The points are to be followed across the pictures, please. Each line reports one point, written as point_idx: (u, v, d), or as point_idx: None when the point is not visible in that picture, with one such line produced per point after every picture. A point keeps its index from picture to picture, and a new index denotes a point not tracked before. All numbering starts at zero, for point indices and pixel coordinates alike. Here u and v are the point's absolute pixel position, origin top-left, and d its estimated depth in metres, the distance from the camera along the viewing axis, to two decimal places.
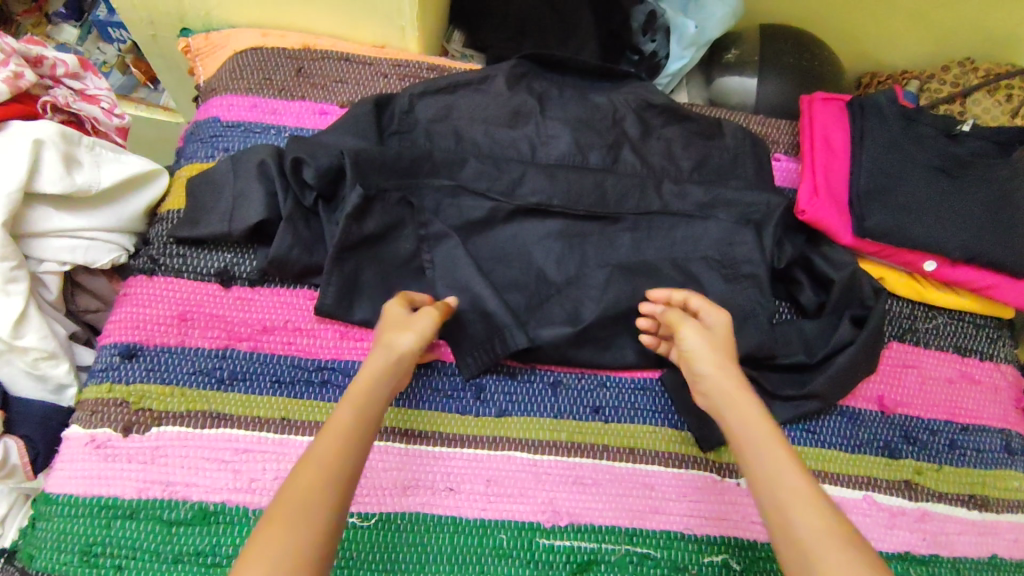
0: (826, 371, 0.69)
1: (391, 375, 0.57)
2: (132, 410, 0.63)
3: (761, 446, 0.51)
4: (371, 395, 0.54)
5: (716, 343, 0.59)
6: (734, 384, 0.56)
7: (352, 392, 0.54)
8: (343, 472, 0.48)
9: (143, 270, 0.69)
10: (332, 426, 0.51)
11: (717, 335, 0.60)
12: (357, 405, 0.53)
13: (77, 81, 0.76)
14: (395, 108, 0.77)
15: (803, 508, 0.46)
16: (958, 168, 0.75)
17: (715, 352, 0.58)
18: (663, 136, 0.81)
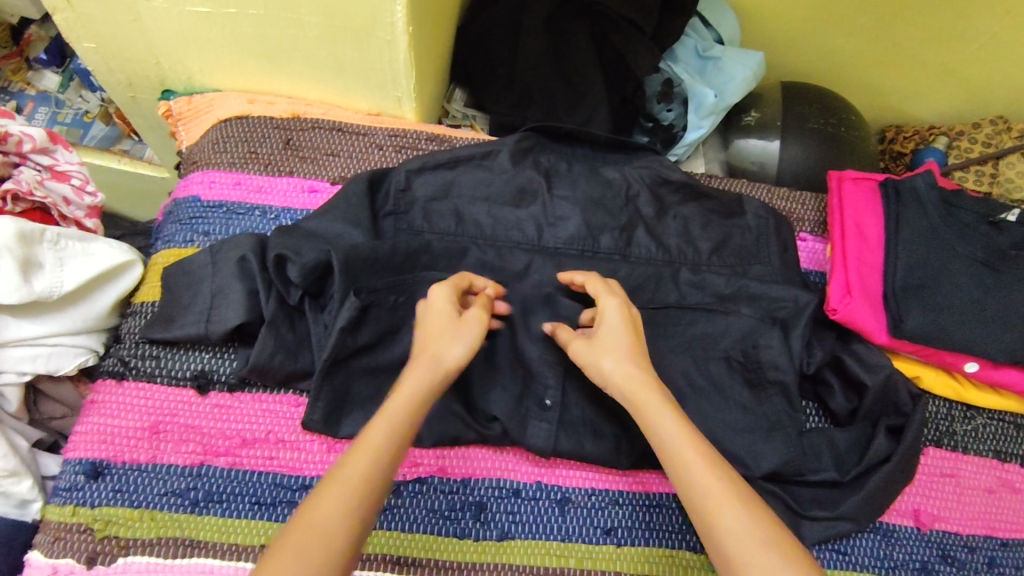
0: (861, 490, 0.63)
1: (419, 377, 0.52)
2: (97, 538, 0.57)
3: (686, 449, 0.50)
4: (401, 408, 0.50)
5: (612, 347, 0.56)
6: (643, 385, 0.54)
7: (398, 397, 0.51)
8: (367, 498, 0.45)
9: (113, 373, 0.63)
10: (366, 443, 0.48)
11: (607, 339, 0.57)
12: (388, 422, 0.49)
13: (45, 156, 0.70)
14: (390, 186, 0.71)
15: (741, 517, 0.46)
16: (1003, 262, 0.68)
17: (612, 358, 0.55)
18: (680, 215, 0.75)
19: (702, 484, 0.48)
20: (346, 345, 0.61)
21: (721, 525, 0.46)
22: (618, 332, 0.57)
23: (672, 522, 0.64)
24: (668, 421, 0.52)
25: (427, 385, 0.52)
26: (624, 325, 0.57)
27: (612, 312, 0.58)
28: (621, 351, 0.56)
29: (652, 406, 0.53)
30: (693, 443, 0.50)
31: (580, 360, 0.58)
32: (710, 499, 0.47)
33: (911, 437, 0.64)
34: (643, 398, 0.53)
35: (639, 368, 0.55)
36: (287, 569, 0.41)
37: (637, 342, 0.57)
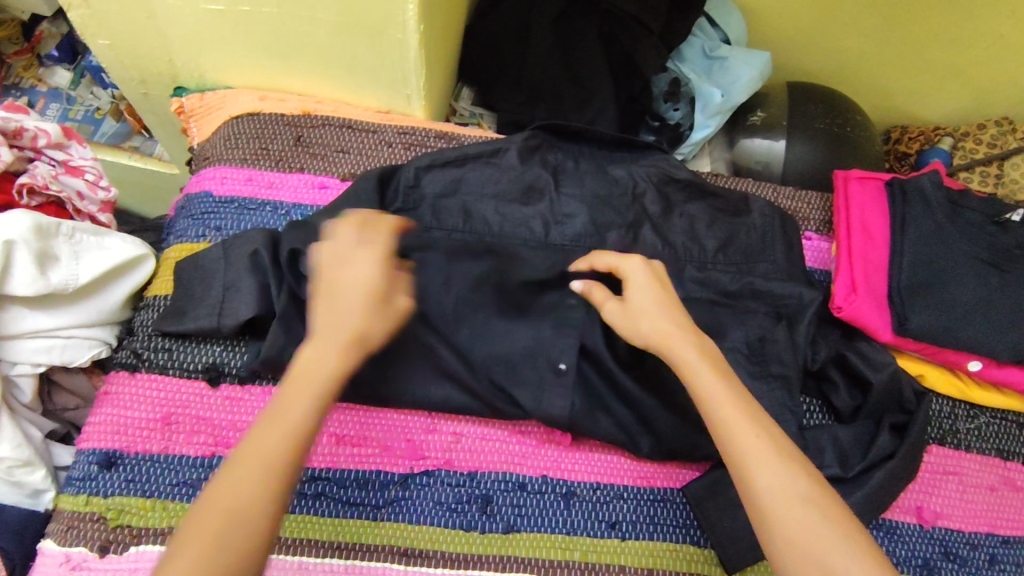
0: (866, 485, 0.63)
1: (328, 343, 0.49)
2: (109, 526, 0.58)
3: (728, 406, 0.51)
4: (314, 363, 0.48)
5: (642, 307, 0.57)
6: (679, 337, 0.55)
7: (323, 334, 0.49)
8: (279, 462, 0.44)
9: (125, 365, 0.64)
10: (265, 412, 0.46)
11: (637, 299, 0.57)
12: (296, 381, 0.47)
13: (60, 151, 0.72)
14: (399, 183, 0.72)
15: (776, 475, 0.47)
16: (1006, 261, 0.69)
17: (648, 319, 0.56)
18: (686, 213, 0.76)
19: (741, 443, 0.49)
20: None
21: (759, 483, 0.47)
22: (646, 289, 0.58)
23: (675, 516, 0.65)
24: (708, 378, 0.52)
25: (336, 342, 0.49)
26: (651, 281, 0.58)
27: (640, 270, 0.59)
28: (654, 309, 0.56)
29: (695, 361, 0.53)
30: (736, 404, 0.51)
31: (615, 327, 0.58)
32: (749, 458, 0.48)
33: (913, 434, 0.65)
34: (679, 350, 0.54)
35: (673, 321, 0.56)
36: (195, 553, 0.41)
37: (668, 298, 0.58)
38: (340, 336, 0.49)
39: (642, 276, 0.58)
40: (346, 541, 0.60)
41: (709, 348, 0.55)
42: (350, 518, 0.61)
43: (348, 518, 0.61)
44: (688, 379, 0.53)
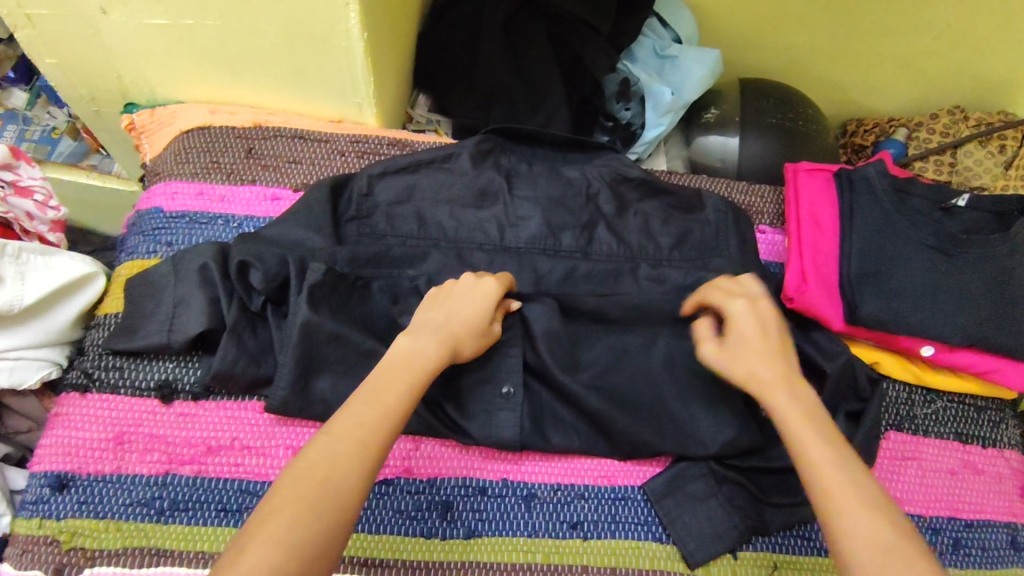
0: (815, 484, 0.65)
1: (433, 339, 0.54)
2: (63, 549, 0.57)
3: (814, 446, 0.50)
4: (393, 393, 0.49)
5: (745, 349, 0.57)
6: (774, 381, 0.55)
7: (400, 360, 0.51)
8: (355, 481, 0.44)
9: (76, 386, 0.63)
10: (345, 424, 0.46)
11: (739, 343, 0.57)
12: (374, 402, 0.48)
13: (8, 172, 0.70)
14: (352, 192, 0.72)
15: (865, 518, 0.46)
16: (954, 247, 0.70)
17: (745, 362, 0.56)
18: (640, 212, 0.76)
19: (833, 485, 0.48)
20: (310, 348, 0.61)
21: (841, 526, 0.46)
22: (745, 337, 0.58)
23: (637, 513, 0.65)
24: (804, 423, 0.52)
25: (435, 343, 0.53)
26: (756, 326, 0.58)
27: (769, 320, 0.59)
28: (758, 353, 0.56)
29: (793, 405, 0.53)
30: (830, 449, 0.50)
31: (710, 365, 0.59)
32: (835, 499, 0.47)
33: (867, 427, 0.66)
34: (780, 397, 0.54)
35: (773, 366, 0.55)
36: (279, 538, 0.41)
37: (769, 341, 0.57)
38: (432, 340, 0.53)
39: (748, 321, 0.58)
40: None
41: (807, 396, 0.54)
42: None
43: None
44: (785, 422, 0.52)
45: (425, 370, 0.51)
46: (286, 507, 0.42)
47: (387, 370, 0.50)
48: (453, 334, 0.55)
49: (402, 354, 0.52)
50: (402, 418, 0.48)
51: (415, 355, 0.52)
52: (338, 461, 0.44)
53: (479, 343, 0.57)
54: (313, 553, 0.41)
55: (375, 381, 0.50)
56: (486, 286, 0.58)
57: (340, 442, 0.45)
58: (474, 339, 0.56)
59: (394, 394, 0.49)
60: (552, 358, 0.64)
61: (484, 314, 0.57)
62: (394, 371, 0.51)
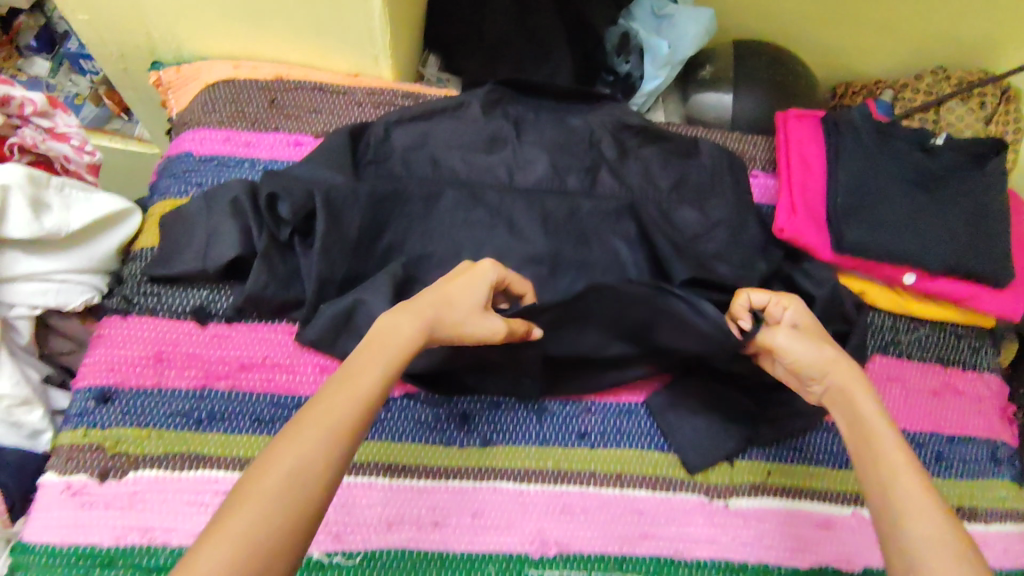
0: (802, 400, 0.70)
1: (419, 316, 0.51)
2: (108, 455, 0.62)
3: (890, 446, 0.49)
4: (365, 377, 0.46)
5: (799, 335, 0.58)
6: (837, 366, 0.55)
7: (377, 345, 0.48)
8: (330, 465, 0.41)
9: (117, 310, 0.68)
10: (320, 410, 0.43)
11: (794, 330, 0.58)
12: (349, 387, 0.45)
13: (45, 119, 0.75)
14: (370, 138, 0.76)
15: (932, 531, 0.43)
16: (933, 183, 0.75)
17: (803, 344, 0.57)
18: (640, 157, 0.80)
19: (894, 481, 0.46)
20: None
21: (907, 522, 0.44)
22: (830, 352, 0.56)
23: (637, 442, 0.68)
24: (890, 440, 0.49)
25: (424, 323, 0.51)
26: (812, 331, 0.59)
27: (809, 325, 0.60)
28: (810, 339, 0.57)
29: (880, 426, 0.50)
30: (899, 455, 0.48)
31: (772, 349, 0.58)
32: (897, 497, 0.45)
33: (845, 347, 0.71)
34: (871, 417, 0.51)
35: (852, 377, 0.54)
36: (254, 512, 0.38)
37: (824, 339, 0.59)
38: (428, 316, 0.51)
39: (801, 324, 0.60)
40: None
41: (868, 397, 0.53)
42: None
43: None
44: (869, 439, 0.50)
45: (402, 348, 0.49)
46: (251, 501, 0.38)
47: (362, 354, 0.48)
48: (437, 315, 0.52)
49: (385, 332, 0.49)
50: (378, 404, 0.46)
51: (395, 332, 0.49)
52: (311, 449, 0.41)
53: (467, 323, 0.53)
54: (274, 545, 0.37)
55: (349, 368, 0.47)
56: (485, 270, 0.56)
57: (314, 424, 0.42)
58: (462, 322, 0.53)
59: (366, 376, 0.46)
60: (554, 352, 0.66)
61: (477, 298, 0.54)
62: (378, 349, 0.48)
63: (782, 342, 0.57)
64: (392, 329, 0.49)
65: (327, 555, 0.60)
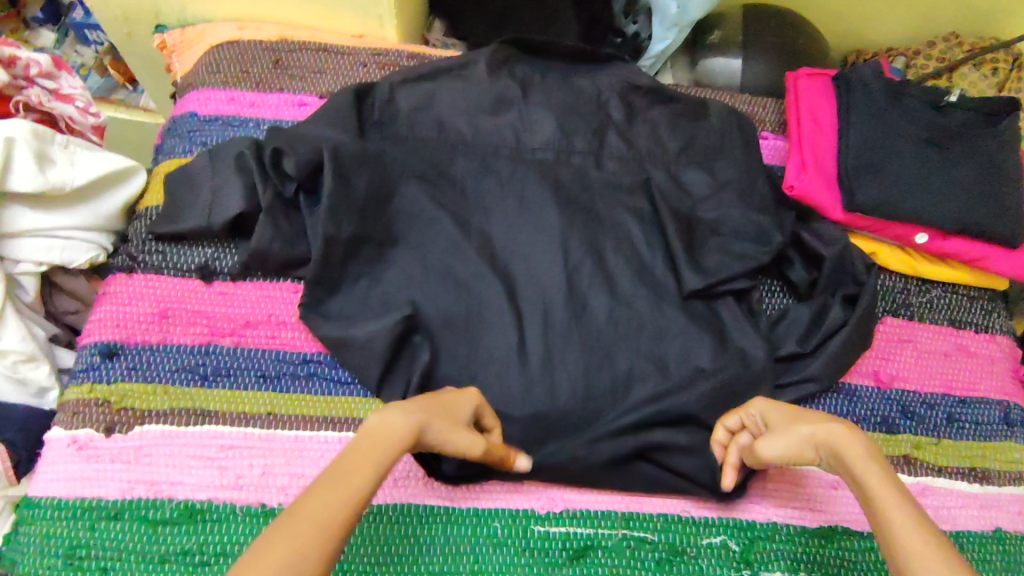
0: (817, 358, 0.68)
1: (404, 413, 0.50)
2: (114, 409, 0.62)
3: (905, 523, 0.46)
4: (356, 477, 0.45)
5: (787, 425, 0.58)
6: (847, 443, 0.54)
7: (376, 440, 0.48)
8: (316, 554, 0.40)
9: (123, 268, 0.68)
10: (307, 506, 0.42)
11: (780, 424, 0.58)
12: (339, 485, 0.44)
13: (51, 80, 0.75)
14: (376, 98, 0.74)
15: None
16: (947, 140, 0.74)
17: (795, 436, 0.56)
18: (649, 118, 0.79)
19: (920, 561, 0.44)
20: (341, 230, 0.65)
21: None
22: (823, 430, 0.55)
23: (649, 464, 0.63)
24: (894, 504, 0.48)
25: (407, 423, 0.49)
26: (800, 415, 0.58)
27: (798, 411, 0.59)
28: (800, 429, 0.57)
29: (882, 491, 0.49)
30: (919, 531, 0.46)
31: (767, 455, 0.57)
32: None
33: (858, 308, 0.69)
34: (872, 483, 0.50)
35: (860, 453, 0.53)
36: None
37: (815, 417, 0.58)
38: (409, 415, 0.50)
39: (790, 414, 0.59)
40: (340, 415, 0.64)
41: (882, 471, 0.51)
42: (343, 396, 0.66)
43: (341, 396, 0.66)
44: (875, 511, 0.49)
45: (398, 447, 0.48)
46: None
47: (356, 448, 0.47)
48: (421, 416, 0.50)
49: (373, 429, 0.48)
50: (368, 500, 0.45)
51: (384, 428, 0.49)
52: (297, 544, 0.40)
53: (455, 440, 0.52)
54: None
55: (344, 463, 0.46)
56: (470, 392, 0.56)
57: (304, 519, 0.41)
58: (447, 427, 0.52)
59: (362, 476, 0.45)
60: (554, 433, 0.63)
61: (463, 418, 0.54)
62: (364, 447, 0.47)
63: (766, 451, 0.57)
64: (374, 429, 0.48)
65: None
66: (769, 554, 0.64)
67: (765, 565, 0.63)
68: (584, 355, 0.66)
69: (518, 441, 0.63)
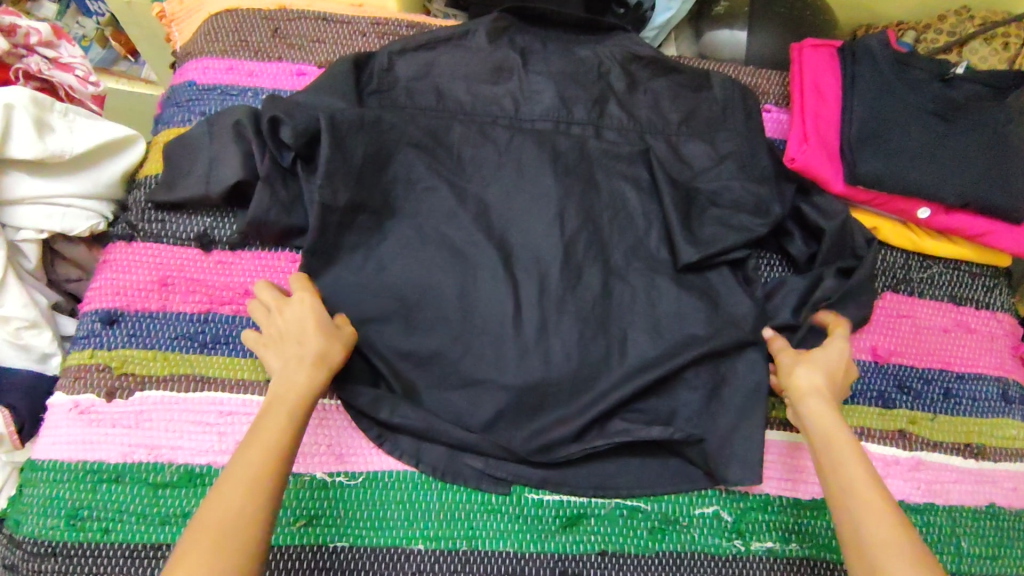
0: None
1: (301, 357, 0.55)
2: (115, 374, 0.63)
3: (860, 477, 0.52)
4: (272, 422, 0.52)
5: (817, 361, 0.60)
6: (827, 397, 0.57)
7: (273, 399, 0.53)
8: (251, 496, 0.47)
9: (122, 236, 0.68)
10: (236, 471, 0.49)
11: (818, 355, 0.61)
12: (257, 446, 0.50)
13: (50, 49, 0.75)
14: (374, 67, 0.74)
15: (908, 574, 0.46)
16: (953, 112, 0.73)
17: (812, 371, 0.59)
18: (649, 89, 0.78)
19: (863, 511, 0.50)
20: (336, 199, 0.65)
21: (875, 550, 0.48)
22: (818, 389, 0.58)
23: (641, 437, 0.63)
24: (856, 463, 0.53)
25: (305, 362, 0.55)
26: (838, 361, 0.60)
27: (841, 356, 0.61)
28: (823, 367, 0.59)
29: (850, 458, 0.53)
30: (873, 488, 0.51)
31: (782, 366, 0.62)
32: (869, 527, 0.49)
33: (847, 283, 0.69)
34: (843, 448, 0.54)
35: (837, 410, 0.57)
36: (195, 547, 0.45)
37: (841, 373, 0.60)
38: (304, 355, 0.56)
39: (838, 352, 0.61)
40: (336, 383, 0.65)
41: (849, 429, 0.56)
42: None
43: None
44: (837, 471, 0.53)
45: (300, 391, 0.54)
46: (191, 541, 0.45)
47: (268, 406, 0.53)
48: (311, 346, 0.56)
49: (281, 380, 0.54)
50: (291, 439, 0.52)
51: (288, 377, 0.54)
52: (235, 491, 0.47)
53: (336, 349, 0.57)
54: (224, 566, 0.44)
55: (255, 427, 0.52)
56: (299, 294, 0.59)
57: (235, 473, 0.48)
58: (327, 342, 0.57)
59: (273, 424, 0.52)
60: (549, 401, 0.64)
61: (321, 323, 0.58)
62: (277, 396, 0.53)
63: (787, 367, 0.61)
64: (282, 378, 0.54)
65: (330, 476, 0.62)
66: (760, 524, 0.64)
67: (755, 533, 0.64)
68: (579, 325, 0.66)
69: (513, 410, 0.63)
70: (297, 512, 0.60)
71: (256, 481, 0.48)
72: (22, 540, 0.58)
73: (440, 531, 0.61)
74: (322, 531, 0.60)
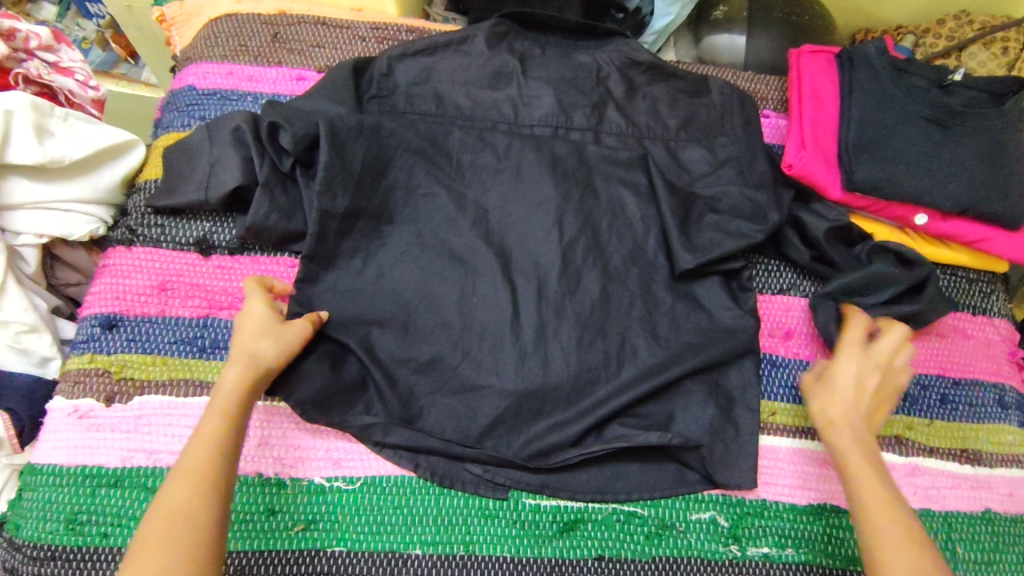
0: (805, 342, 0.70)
1: (237, 360, 0.56)
2: (114, 379, 0.63)
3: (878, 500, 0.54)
4: (208, 425, 0.52)
5: (839, 385, 0.61)
6: (849, 422, 0.58)
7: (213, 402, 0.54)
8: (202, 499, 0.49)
9: (121, 241, 0.68)
10: (179, 474, 0.50)
11: (836, 376, 0.61)
12: (197, 444, 0.51)
13: (50, 53, 0.75)
14: (374, 73, 0.74)
15: None
16: (950, 118, 0.72)
17: (834, 397, 0.60)
18: (648, 94, 0.78)
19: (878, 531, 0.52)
20: (335, 204, 0.65)
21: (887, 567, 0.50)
22: (843, 419, 0.59)
23: (639, 443, 0.63)
24: (875, 485, 0.55)
25: (239, 364, 0.56)
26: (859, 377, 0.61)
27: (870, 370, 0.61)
28: (841, 387, 0.60)
29: (869, 477, 0.55)
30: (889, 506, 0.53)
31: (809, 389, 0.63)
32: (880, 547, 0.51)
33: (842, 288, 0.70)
34: (864, 472, 0.55)
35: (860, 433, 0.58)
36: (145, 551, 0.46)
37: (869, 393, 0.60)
38: (239, 359, 0.56)
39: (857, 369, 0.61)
40: None
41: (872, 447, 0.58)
42: None
43: None
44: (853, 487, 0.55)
45: (236, 392, 0.55)
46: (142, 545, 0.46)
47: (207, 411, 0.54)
48: (248, 348, 0.57)
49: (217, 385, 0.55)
50: (231, 437, 0.52)
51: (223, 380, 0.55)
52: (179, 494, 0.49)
53: (277, 346, 0.58)
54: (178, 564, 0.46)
55: (196, 430, 0.53)
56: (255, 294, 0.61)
57: (179, 477, 0.49)
58: (269, 338, 0.58)
59: (209, 426, 0.52)
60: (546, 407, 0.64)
61: (265, 324, 0.58)
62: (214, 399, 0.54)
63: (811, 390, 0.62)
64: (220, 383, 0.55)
65: (327, 481, 0.62)
66: (757, 530, 0.65)
67: (752, 539, 0.64)
68: (577, 330, 0.66)
69: (512, 416, 0.64)
70: (295, 517, 0.61)
71: (202, 481, 0.49)
72: (21, 544, 0.59)
73: (437, 536, 0.62)
74: (320, 536, 0.60)
